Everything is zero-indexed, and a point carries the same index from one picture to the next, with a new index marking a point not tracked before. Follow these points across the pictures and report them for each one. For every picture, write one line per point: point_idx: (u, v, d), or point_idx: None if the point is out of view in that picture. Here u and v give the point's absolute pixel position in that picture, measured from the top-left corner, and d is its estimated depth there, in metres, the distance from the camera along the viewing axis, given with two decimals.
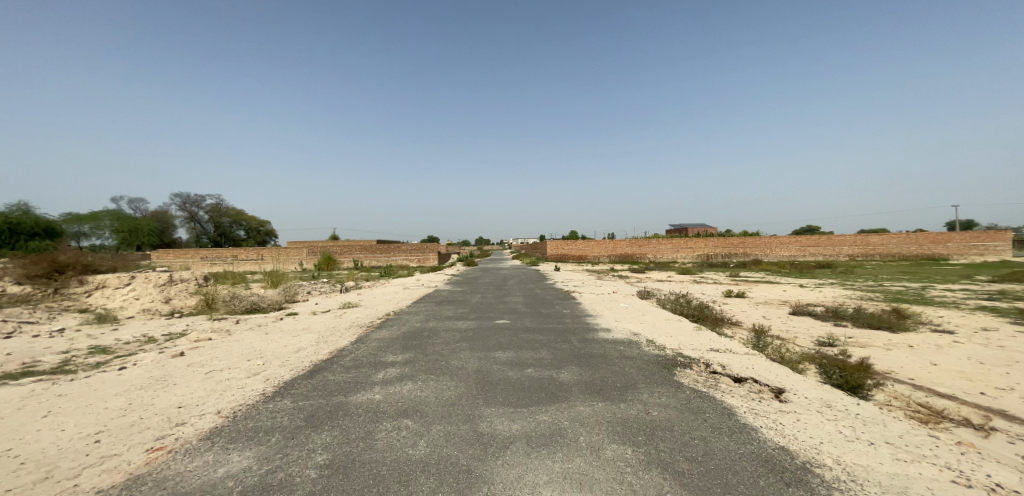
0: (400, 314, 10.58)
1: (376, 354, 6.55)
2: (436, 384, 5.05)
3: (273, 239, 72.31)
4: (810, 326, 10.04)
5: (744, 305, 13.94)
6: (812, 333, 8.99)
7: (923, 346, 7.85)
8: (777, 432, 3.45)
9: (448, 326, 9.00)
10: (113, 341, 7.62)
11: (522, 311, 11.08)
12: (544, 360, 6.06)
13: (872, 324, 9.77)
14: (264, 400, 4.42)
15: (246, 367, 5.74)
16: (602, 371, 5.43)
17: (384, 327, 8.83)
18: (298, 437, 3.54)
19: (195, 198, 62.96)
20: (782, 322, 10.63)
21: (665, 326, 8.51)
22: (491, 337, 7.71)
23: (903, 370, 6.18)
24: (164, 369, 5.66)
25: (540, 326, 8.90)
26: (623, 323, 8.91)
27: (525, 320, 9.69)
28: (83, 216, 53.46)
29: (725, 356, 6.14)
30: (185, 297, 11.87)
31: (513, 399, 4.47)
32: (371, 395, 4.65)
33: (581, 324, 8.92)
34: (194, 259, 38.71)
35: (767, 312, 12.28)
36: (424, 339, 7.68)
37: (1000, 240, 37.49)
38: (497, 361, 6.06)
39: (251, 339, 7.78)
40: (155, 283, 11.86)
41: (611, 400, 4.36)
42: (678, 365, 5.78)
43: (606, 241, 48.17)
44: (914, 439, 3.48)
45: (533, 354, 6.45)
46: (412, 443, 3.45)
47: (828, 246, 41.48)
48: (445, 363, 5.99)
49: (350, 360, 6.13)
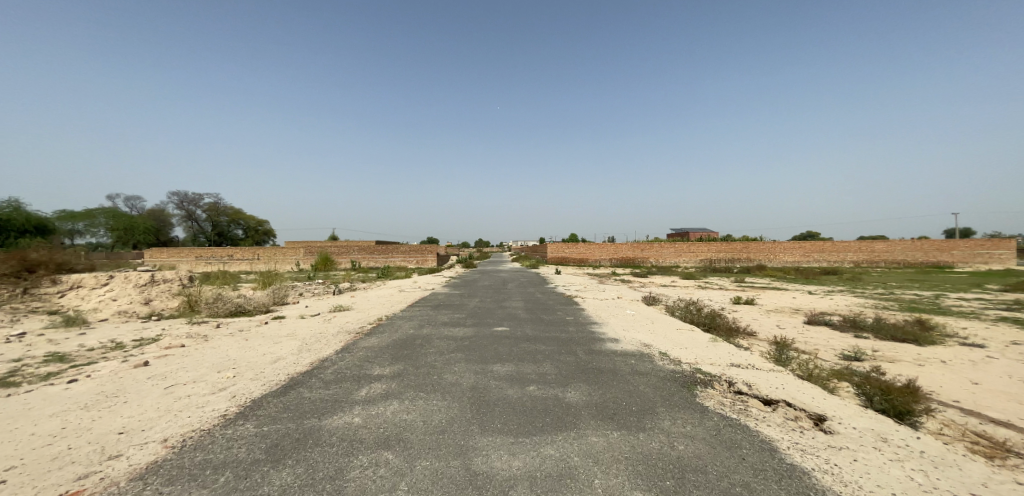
0: (392, 319, 9.95)
1: (361, 365, 5.92)
2: (426, 405, 4.42)
3: (271, 239, 71.80)
4: (828, 337, 9.42)
5: (755, 312, 13.31)
6: (833, 346, 8.37)
7: (957, 362, 7.22)
8: (835, 478, 2.82)
9: (443, 333, 8.38)
10: (76, 347, 7.00)
11: (522, 317, 10.46)
12: (547, 375, 5.43)
13: (896, 337, 9.13)
14: (222, 425, 3.78)
15: (213, 380, 5.10)
16: (613, 391, 4.80)
17: (374, 333, 8.20)
18: (252, 477, 2.92)
19: (192, 197, 62.44)
20: (799, 333, 9.99)
21: (676, 336, 7.90)
22: (488, 347, 7.07)
23: (945, 390, 5.55)
24: (120, 383, 5.02)
25: (542, 334, 8.28)
26: (631, 332, 8.29)
27: (525, 327, 9.05)
28: (78, 214, 52.96)
29: (749, 373, 5.51)
30: (166, 298, 11.25)
31: (514, 425, 3.84)
32: (350, 418, 4.03)
33: (586, 333, 8.29)
34: (189, 259, 38.17)
35: (780, 322, 11.63)
36: (416, 348, 7.04)
37: (1007, 248, 36.90)
38: (495, 376, 5.43)
39: (228, 346, 7.15)
40: (135, 283, 11.25)
41: (627, 429, 3.74)
42: (698, 383, 5.16)
43: (607, 245, 47.65)
44: (1002, 488, 2.84)
45: (535, 367, 5.82)
46: (390, 487, 2.82)
47: (833, 251, 40.86)
48: (437, 378, 5.37)
49: (332, 373, 5.49)
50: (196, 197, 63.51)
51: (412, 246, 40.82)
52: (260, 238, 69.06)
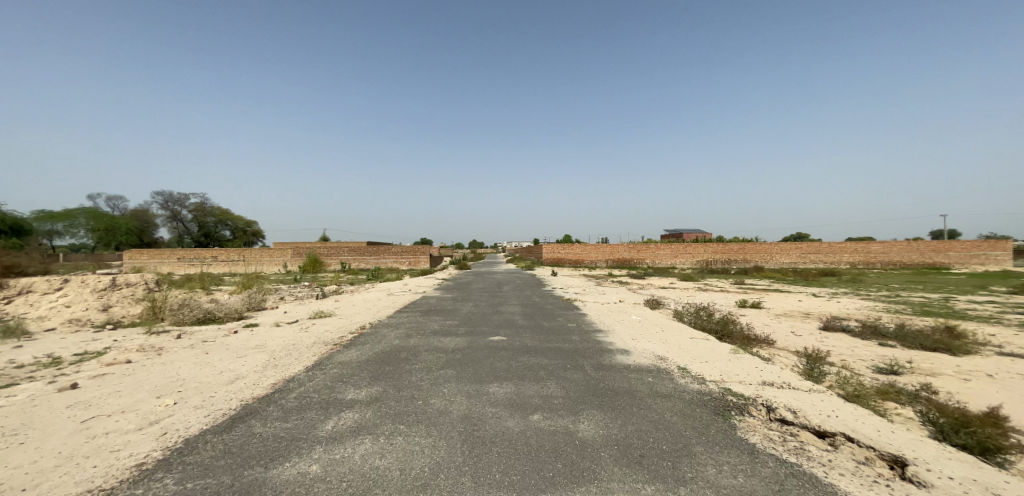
0: (377, 327, 9.02)
1: (333, 387, 5.02)
2: (406, 445, 3.52)
3: (260, 239, 70.32)
4: (852, 345, 8.69)
5: (765, 317, 12.56)
6: (864, 356, 7.59)
7: (1004, 376, 6.51)
8: None
9: (432, 344, 7.48)
10: (4, 362, 6.01)
11: (520, 324, 9.60)
12: (553, 399, 4.59)
13: (926, 346, 8.41)
14: (133, 480, 2.85)
15: (146, 410, 4.17)
16: (634, 422, 3.97)
17: (354, 345, 7.27)
18: None
19: (177, 196, 60.75)
20: (820, 340, 9.20)
21: (692, 347, 7.09)
22: (483, 362, 6.20)
23: (1014, 414, 4.80)
24: (28, 413, 4.04)
25: (543, 344, 7.43)
26: (641, 342, 7.46)
27: (524, 336, 8.16)
28: (56, 214, 51.13)
29: (789, 395, 4.69)
30: (127, 304, 10.32)
31: (517, 477, 2.97)
32: (306, 466, 3.12)
33: (592, 343, 7.45)
34: (171, 260, 36.77)
35: (795, 328, 10.90)
36: (400, 363, 6.16)
37: (1003, 249, 36.81)
38: (492, 401, 4.56)
39: (183, 362, 6.18)
40: (92, 288, 10.31)
41: (663, 482, 2.89)
42: (733, 408, 4.34)
43: (604, 247, 47.00)
44: None
45: (538, 388, 4.97)
46: None
47: (829, 252, 40.66)
48: (421, 404, 4.48)
49: (296, 399, 4.57)
50: (181, 197, 61.83)
51: (404, 247, 39.89)
52: (247, 239, 67.38)
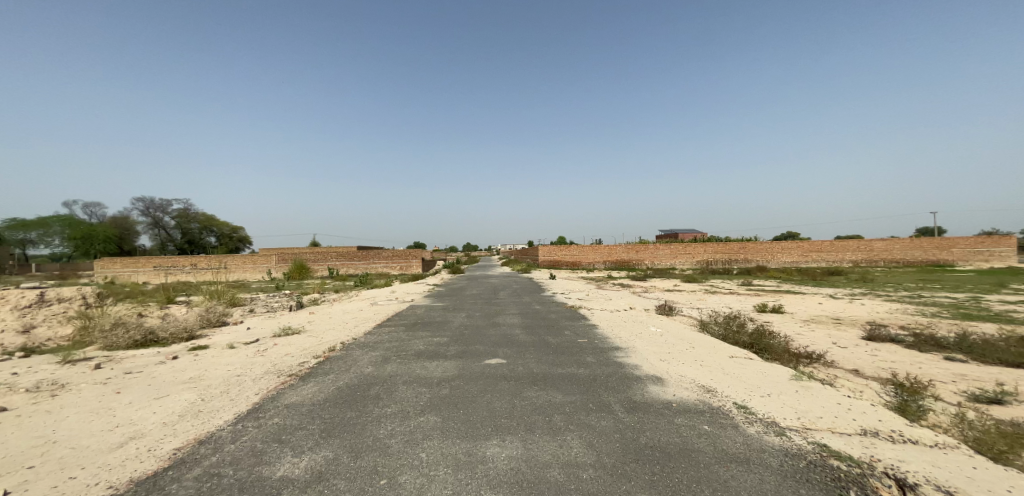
0: (349, 350, 7.46)
1: (260, 455, 3.45)
2: None
3: (246, 246, 68.25)
4: (916, 361, 7.29)
5: (795, 324, 11.13)
6: (942, 377, 6.19)
7: None
8: None
9: (413, 373, 5.95)
10: None
11: (522, 340, 8.11)
12: (581, 473, 3.09)
13: (1007, 362, 7.02)
14: None
15: None
16: None
17: (312, 378, 5.71)
18: None
19: (158, 203, 58.54)
20: (876, 355, 7.77)
21: (741, 372, 5.61)
22: (477, 403, 4.66)
23: None
24: None
25: (551, 371, 5.92)
26: (675, 366, 5.96)
27: (528, 358, 6.64)
28: (29, 222, 48.83)
29: (919, 460, 3.21)
30: (54, 324, 8.81)
31: None
32: None
33: (613, 369, 5.96)
34: (146, 268, 34.86)
35: (836, 337, 9.46)
36: (367, 407, 4.60)
37: (1007, 245, 35.97)
38: (491, 481, 3.02)
39: (75, 409, 4.62)
40: (13, 306, 8.87)
41: None
42: (856, 486, 2.86)
43: (602, 247, 45.60)
44: None
45: (557, 451, 3.45)
46: None
47: (832, 251, 39.56)
48: (385, 488, 2.95)
49: (195, 483, 3.01)
50: (164, 204, 59.79)
51: (394, 251, 38.21)
52: (233, 245, 65.09)
